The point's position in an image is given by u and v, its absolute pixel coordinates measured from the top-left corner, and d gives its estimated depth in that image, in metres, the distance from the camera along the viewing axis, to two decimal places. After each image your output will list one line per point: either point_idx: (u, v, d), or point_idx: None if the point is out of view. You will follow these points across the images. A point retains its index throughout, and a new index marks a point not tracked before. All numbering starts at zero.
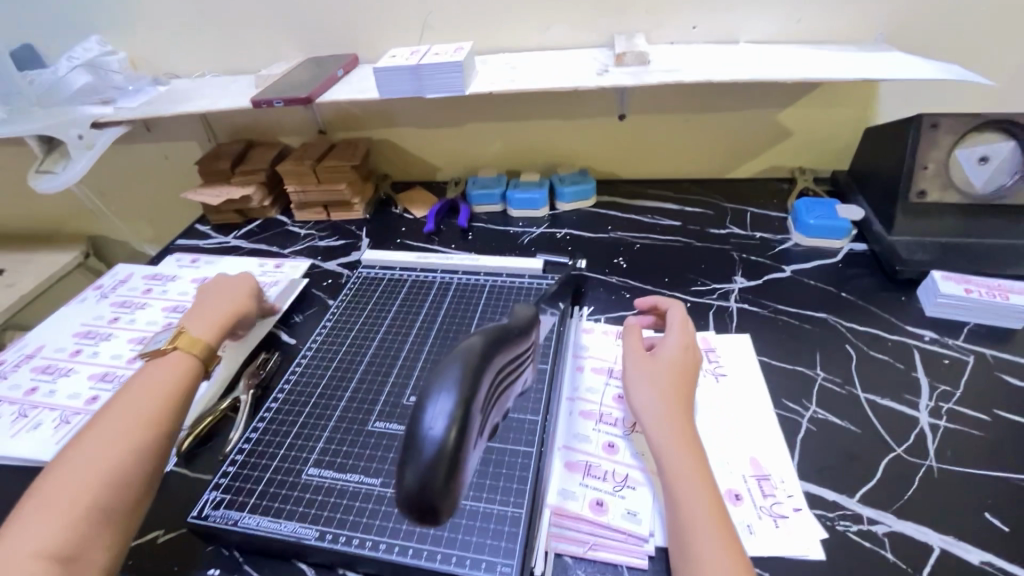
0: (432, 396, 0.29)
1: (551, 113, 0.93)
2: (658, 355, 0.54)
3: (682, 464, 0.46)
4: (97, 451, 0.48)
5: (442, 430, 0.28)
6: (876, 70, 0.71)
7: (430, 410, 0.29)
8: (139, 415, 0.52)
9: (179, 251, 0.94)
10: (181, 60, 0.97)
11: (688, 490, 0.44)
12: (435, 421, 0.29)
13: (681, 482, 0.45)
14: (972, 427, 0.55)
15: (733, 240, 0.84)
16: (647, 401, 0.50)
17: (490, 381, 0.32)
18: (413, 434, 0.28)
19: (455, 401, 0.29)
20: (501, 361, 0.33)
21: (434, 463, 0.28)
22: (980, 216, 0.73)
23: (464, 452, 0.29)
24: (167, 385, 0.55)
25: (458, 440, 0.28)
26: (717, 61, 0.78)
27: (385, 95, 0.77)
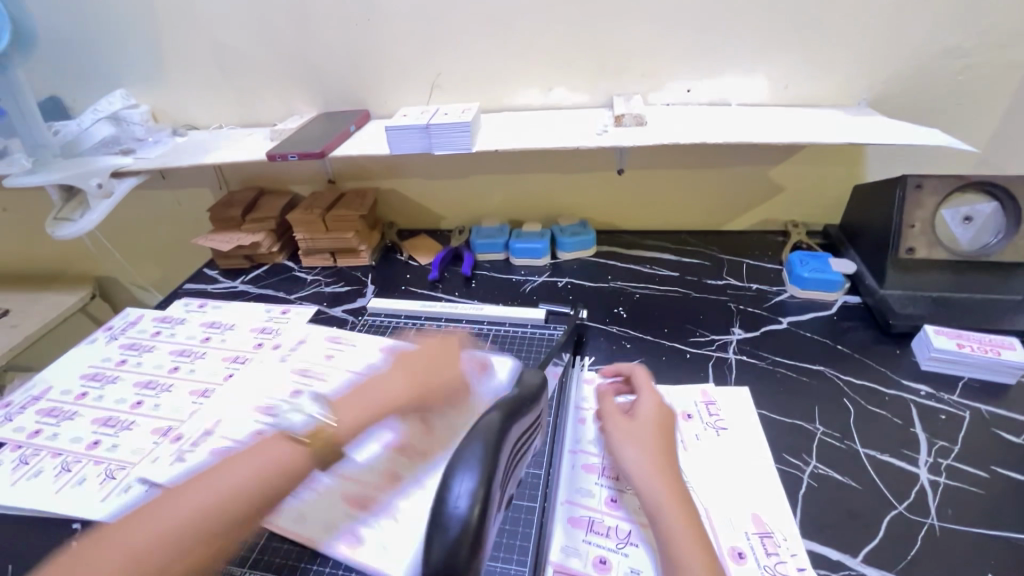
0: (456, 474, 0.29)
1: (552, 168, 0.98)
2: (635, 415, 0.56)
3: (673, 520, 0.46)
4: (169, 522, 0.44)
5: (466, 508, 0.28)
6: (860, 134, 0.75)
7: (452, 487, 0.29)
8: (237, 497, 0.47)
9: (187, 295, 0.95)
10: (201, 113, 1.02)
11: (685, 547, 0.45)
12: (459, 498, 0.29)
13: (677, 540, 0.45)
14: (971, 484, 0.55)
15: (730, 291, 0.86)
16: (633, 459, 0.52)
17: (506, 455, 0.33)
18: (437, 511, 0.29)
19: (477, 480, 0.29)
20: (513, 434, 0.35)
21: (457, 541, 0.28)
22: (968, 272, 0.75)
23: (485, 529, 0.29)
24: (267, 472, 0.49)
25: (480, 517, 0.29)
26: (710, 123, 0.82)
27: (395, 150, 0.81)
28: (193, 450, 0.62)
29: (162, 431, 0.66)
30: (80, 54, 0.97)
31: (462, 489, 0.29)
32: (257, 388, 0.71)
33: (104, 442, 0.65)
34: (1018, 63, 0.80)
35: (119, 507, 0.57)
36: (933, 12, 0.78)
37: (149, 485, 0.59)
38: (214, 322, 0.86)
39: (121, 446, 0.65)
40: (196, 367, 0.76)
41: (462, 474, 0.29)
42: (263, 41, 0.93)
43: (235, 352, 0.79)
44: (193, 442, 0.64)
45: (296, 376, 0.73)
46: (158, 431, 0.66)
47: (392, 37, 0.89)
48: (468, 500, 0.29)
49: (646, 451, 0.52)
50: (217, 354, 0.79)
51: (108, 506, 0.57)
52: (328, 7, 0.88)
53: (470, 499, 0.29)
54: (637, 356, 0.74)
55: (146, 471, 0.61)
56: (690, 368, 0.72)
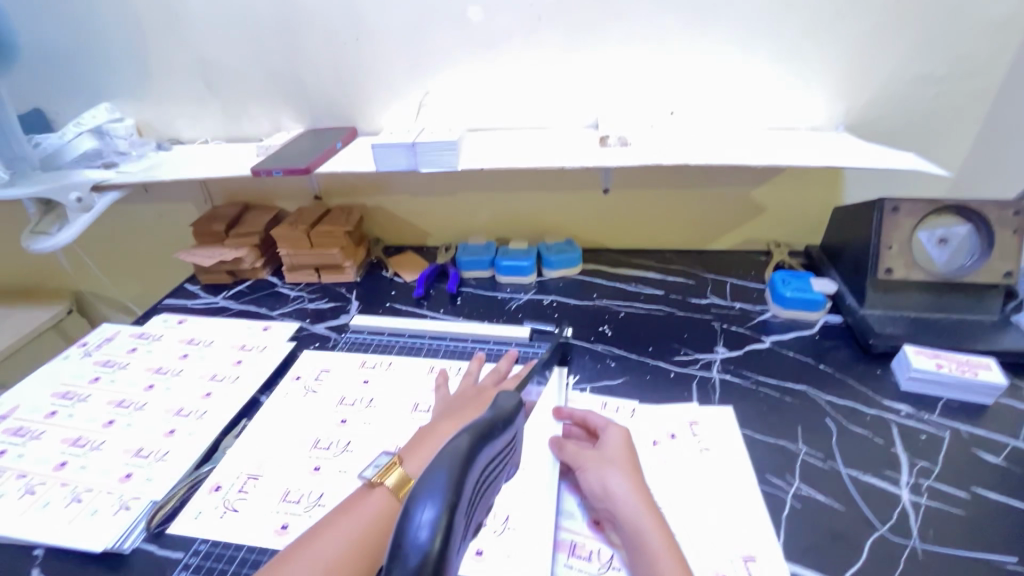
0: (417, 503, 0.28)
1: (538, 187, 0.98)
2: (605, 449, 0.55)
3: (664, 549, 0.46)
4: None
5: (427, 538, 0.26)
6: (839, 157, 0.77)
7: (414, 516, 0.27)
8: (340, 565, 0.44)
9: (166, 311, 0.94)
10: (186, 127, 1.01)
11: (668, 573, 0.44)
12: (419, 527, 0.27)
13: (660, 564, 0.45)
14: (952, 505, 0.55)
15: (714, 310, 0.87)
16: (616, 490, 0.51)
17: (474, 483, 0.31)
18: (397, 542, 0.27)
19: (440, 509, 0.27)
20: (484, 460, 0.33)
21: (417, 574, 0.26)
22: (945, 293, 0.76)
23: (447, 560, 0.27)
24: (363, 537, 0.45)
25: (443, 548, 0.27)
26: (693, 144, 0.83)
27: (382, 167, 0.81)
28: (244, 498, 0.58)
29: (133, 451, 0.64)
30: (66, 67, 0.97)
31: (423, 519, 0.27)
32: (238, 407, 0.70)
33: (72, 463, 0.63)
34: (987, 92, 0.83)
35: (84, 532, 0.55)
36: (905, 42, 0.81)
37: (117, 508, 0.57)
38: (192, 339, 0.84)
39: (90, 468, 0.62)
40: (172, 385, 0.74)
41: (424, 502, 0.28)
42: (250, 57, 0.93)
43: (213, 370, 0.77)
44: (240, 488, 0.59)
45: (338, 406, 0.69)
46: (129, 451, 0.64)
47: (380, 56, 0.90)
48: (430, 530, 0.27)
49: (625, 477, 0.52)
50: (195, 372, 0.77)
51: (73, 531, 0.55)
52: (317, 26, 0.89)
53: (432, 528, 0.27)
54: (622, 375, 0.74)
55: (115, 494, 0.59)
56: (675, 387, 0.71)
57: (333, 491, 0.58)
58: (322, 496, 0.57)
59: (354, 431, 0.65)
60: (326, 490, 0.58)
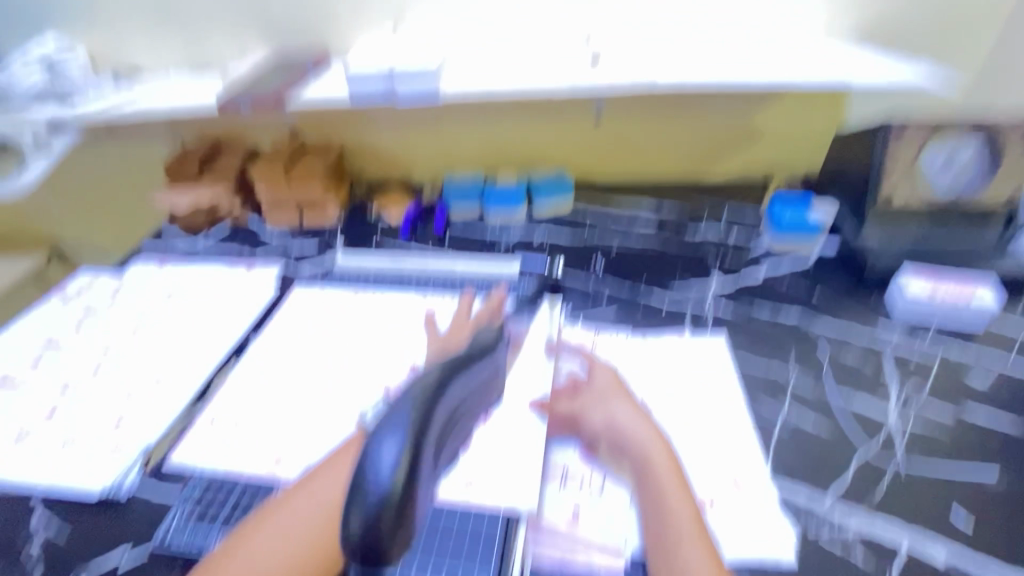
0: (382, 439, 0.30)
1: (526, 116, 0.93)
2: (605, 381, 0.55)
3: (665, 476, 0.47)
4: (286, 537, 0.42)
5: (388, 474, 0.28)
6: (847, 74, 0.72)
7: (378, 452, 0.29)
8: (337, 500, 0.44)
9: (146, 256, 0.91)
10: (145, 57, 0.93)
11: (671, 498, 0.46)
12: (383, 463, 0.29)
13: (663, 490, 0.46)
14: (936, 429, 0.56)
15: (708, 244, 0.85)
16: (619, 419, 0.52)
17: (443, 418, 0.33)
18: (360, 476, 0.29)
19: (402, 445, 0.29)
20: (455, 396, 0.35)
21: (379, 506, 0.28)
22: (949, 219, 0.74)
23: (410, 494, 0.29)
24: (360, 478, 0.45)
25: (404, 482, 0.29)
26: (691, 61, 0.77)
27: (355, 98, 0.75)
28: (240, 430, 0.58)
29: (123, 397, 0.64)
30: None
31: (387, 455, 0.29)
32: (226, 350, 0.69)
33: (61, 410, 0.63)
34: None
35: (81, 476, 0.56)
36: None
37: (112, 451, 0.58)
38: (176, 283, 0.82)
39: (80, 414, 0.62)
40: (158, 331, 0.73)
41: (387, 439, 0.29)
42: None
43: (198, 314, 0.75)
44: (235, 421, 0.59)
45: (332, 341, 0.68)
46: (119, 397, 0.64)
47: None
48: (391, 466, 0.29)
49: (628, 407, 0.53)
50: (180, 316, 0.76)
51: (70, 475, 0.56)
52: None
53: (394, 464, 0.29)
54: (614, 310, 0.73)
55: (108, 438, 0.59)
56: (667, 321, 0.71)
57: (327, 424, 0.57)
58: (315, 428, 0.57)
59: (348, 366, 0.64)
60: (320, 423, 0.58)
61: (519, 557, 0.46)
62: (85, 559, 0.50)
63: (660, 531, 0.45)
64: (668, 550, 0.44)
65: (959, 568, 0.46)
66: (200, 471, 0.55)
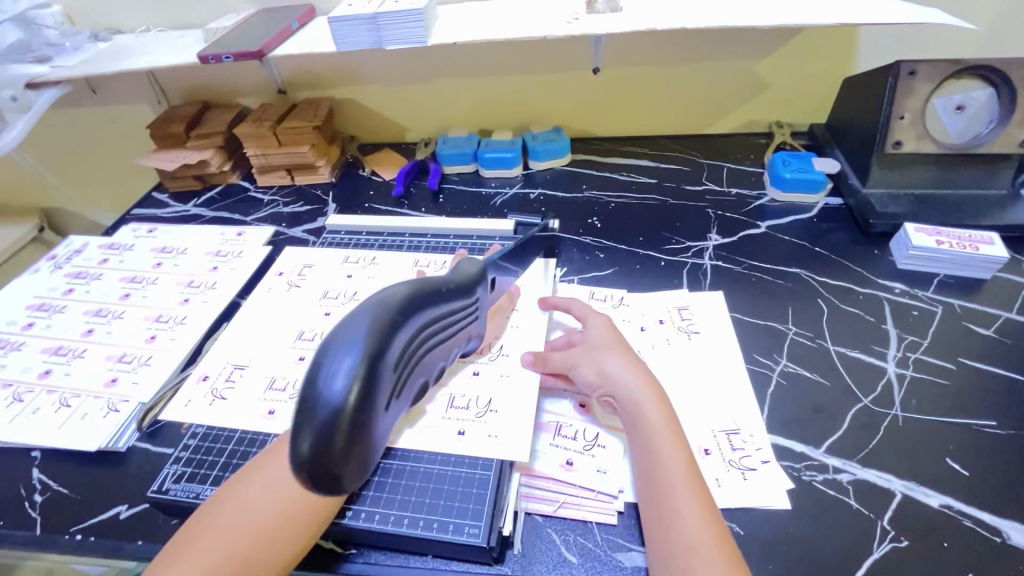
0: (337, 354, 0.29)
1: (519, 68, 0.89)
2: (598, 335, 0.54)
3: (657, 422, 0.46)
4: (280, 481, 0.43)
5: (342, 388, 0.28)
6: (855, 14, 0.68)
7: (331, 367, 0.29)
8: None
9: (135, 221, 0.89)
10: (122, 13, 0.89)
11: (661, 443, 0.45)
12: (336, 378, 0.29)
13: (653, 435, 0.45)
14: (937, 375, 0.55)
15: (708, 197, 0.82)
16: (612, 369, 0.51)
17: (404, 341, 0.32)
18: (311, 392, 0.28)
19: (358, 359, 0.29)
20: (421, 318, 0.34)
21: (330, 419, 0.28)
22: (955, 166, 0.72)
23: (364, 411, 0.29)
24: None
25: (358, 399, 0.29)
26: (692, 6, 0.73)
27: (342, 46, 0.73)
28: (232, 387, 0.57)
29: (116, 357, 0.64)
30: None
31: (341, 370, 0.29)
32: (218, 311, 0.68)
33: (56, 371, 0.63)
34: None
35: (77, 434, 0.56)
36: None
37: (107, 411, 0.58)
38: (166, 247, 0.81)
39: (74, 375, 0.62)
40: (149, 294, 0.72)
41: (342, 353, 0.29)
42: None
43: (189, 277, 0.75)
44: (227, 378, 0.58)
45: (323, 299, 0.67)
46: (112, 357, 0.64)
47: None
48: (344, 381, 0.28)
49: (621, 357, 0.51)
50: (170, 278, 0.75)
51: (65, 434, 0.56)
52: None
53: (348, 379, 0.28)
54: (610, 266, 0.71)
55: (103, 398, 0.59)
56: (665, 275, 0.69)
57: None
58: None
59: (339, 324, 0.63)
60: None
61: (513, 508, 0.47)
62: (85, 514, 0.51)
63: (653, 483, 0.43)
64: (661, 497, 0.42)
65: (953, 507, 0.45)
66: (193, 427, 0.55)
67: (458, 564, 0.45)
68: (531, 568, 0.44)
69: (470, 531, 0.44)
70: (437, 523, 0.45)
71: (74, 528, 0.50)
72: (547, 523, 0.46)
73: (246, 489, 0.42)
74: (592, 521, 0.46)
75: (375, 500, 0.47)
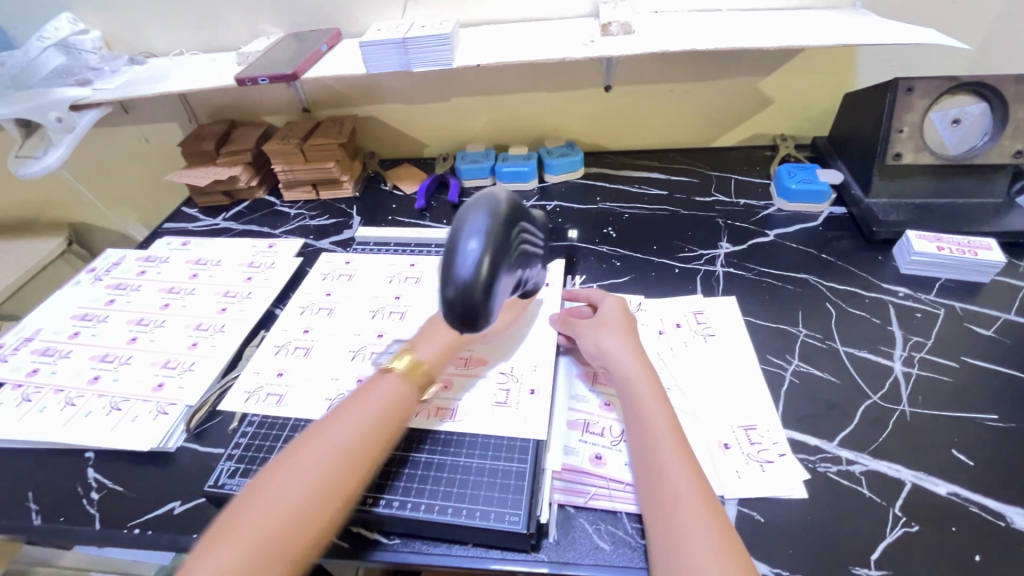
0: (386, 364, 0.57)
1: (536, 87, 0.94)
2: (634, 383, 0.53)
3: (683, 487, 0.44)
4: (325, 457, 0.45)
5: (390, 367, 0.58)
6: (855, 34, 0.72)
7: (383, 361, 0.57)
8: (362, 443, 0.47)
9: (169, 234, 0.93)
10: (157, 38, 0.94)
11: (692, 510, 0.42)
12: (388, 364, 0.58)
13: (685, 510, 0.42)
14: (943, 373, 0.59)
15: (718, 208, 0.86)
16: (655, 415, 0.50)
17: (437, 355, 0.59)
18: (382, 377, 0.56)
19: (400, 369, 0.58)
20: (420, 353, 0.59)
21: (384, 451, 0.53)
22: (952, 177, 0.75)
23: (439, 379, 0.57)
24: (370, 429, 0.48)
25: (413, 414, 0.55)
26: (701, 29, 0.78)
27: (371, 69, 0.77)
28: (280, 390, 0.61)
29: (161, 363, 0.67)
30: None
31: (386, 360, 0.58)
32: (256, 320, 0.72)
33: (104, 376, 0.66)
34: None
35: (128, 435, 0.59)
36: None
37: (156, 413, 0.61)
38: (200, 259, 0.85)
39: (122, 380, 0.65)
40: (187, 303, 0.76)
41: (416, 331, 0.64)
42: None
43: (225, 287, 0.78)
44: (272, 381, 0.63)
45: (360, 309, 0.71)
46: (158, 363, 0.67)
47: None
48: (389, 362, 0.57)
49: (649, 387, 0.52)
50: (207, 288, 0.78)
51: (117, 435, 0.59)
52: None
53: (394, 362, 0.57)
54: (628, 273, 0.75)
55: (151, 401, 0.62)
56: (679, 282, 0.73)
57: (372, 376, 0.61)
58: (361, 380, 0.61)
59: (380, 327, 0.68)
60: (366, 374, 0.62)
61: (547, 500, 0.50)
62: (140, 509, 0.54)
63: (659, 499, 0.44)
64: (666, 515, 0.43)
65: (959, 494, 0.49)
66: (248, 417, 0.59)
67: (498, 551, 0.48)
68: (567, 556, 0.47)
69: (510, 517, 0.47)
70: (478, 511, 0.48)
71: (132, 523, 0.53)
72: (579, 514, 0.49)
73: (291, 468, 0.44)
74: (620, 511, 0.49)
75: (418, 492, 0.50)
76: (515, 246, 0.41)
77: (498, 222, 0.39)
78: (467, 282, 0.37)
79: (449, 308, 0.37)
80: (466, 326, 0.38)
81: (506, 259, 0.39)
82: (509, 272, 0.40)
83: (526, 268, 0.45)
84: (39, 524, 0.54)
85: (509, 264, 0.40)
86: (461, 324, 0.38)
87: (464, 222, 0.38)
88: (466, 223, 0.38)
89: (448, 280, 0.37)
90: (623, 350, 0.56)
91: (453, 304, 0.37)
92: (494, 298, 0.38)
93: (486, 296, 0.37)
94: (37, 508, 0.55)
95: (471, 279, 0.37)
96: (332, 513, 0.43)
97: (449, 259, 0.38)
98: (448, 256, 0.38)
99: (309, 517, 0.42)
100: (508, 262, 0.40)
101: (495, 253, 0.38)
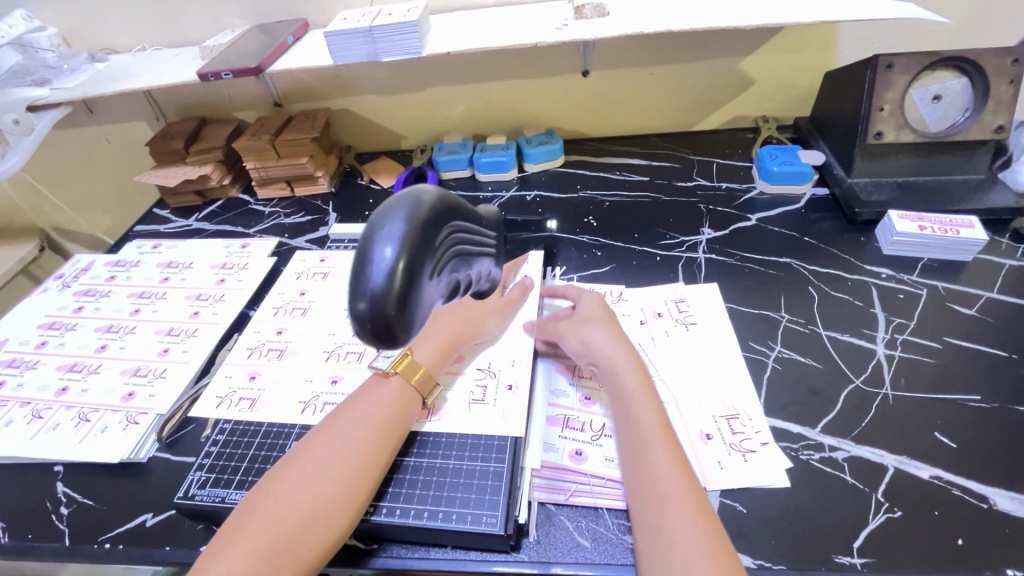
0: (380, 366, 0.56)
1: (512, 74, 0.92)
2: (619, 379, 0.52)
3: (670, 482, 0.43)
4: (332, 459, 0.46)
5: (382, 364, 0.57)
6: (834, 10, 0.71)
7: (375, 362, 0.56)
8: (369, 443, 0.48)
9: (139, 238, 0.91)
10: (118, 34, 0.91)
11: (679, 506, 0.41)
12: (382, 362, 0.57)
13: (671, 504, 0.42)
14: (926, 355, 0.58)
15: (699, 192, 0.85)
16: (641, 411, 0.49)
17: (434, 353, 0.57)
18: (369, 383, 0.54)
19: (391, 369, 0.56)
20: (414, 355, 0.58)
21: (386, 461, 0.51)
22: (934, 154, 0.74)
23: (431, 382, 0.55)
24: (376, 430, 0.49)
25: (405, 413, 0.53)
26: (677, 9, 0.76)
27: (339, 59, 0.75)
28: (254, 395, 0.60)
29: (131, 371, 0.65)
30: None
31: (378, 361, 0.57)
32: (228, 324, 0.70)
33: (72, 388, 0.64)
34: None
35: (97, 447, 0.57)
36: None
37: (126, 423, 0.59)
38: (171, 262, 0.82)
39: (91, 390, 0.64)
40: (157, 308, 0.74)
41: None
42: None
43: (197, 289, 0.76)
44: (245, 386, 0.61)
45: (336, 309, 0.69)
46: (128, 371, 0.65)
47: None
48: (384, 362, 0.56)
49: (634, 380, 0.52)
50: (178, 292, 0.76)
51: (86, 447, 0.57)
52: None
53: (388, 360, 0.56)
54: (609, 263, 0.74)
55: (121, 411, 0.61)
56: (661, 269, 0.72)
57: (347, 378, 0.60)
58: (337, 381, 0.60)
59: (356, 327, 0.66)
60: (342, 375, 0.60)
61: (527, 498, 0.49)
62: (112, 523, 0.52)
63: (646, 495, 0.43)
64: (652, 510, 0.42)
65: (943, 478, 0.48)
66: (221, 423, 0.57)
67: (478, 552, 0.47)
68: (548, 554, 0.46)
69: (488, 519, 0.46)
70: (456, 514, 0.47)
71: (102, 537, 0.51)
72: (559, 512, 0.49)
73: (299, 469, 0.46)
74: (602, 507, 0.48)
75: (395, 496, 0.48)
76: (444, 248, 0.36)
77: (417, 222, 0.33)
78: (378, 293, 0.32)
79: (361, 324, 0.33)
80: (384, 344, 0.34)
81: (429, 263, 0.34)
82: (437, 276, 0.35)
83: (468, 269, 0.40)
84: (5, 543, 0.52)
85: (436, 268, 0.35)
86: (377, 341, 0.33)
87: (379, 222, 0.34)
88: (380, 223, 0.33)
89: (358, 291, 0.32)
90: (608, 344, 0.56)
91: (363, 319, 0.32)
92: (416, 309, 0.33)
93: (402, 309, 0.32)
94: (3, 526, 0.54)
95: (381, 291, 0.32)
96: (343, 510, 0.44)
97: (359, 267, 0.33)
98: (358, 264, 0.33)
99: (321, 517, 0.43)
100: (434, 266, 0.35)
101: (415, 258, 0.33)
